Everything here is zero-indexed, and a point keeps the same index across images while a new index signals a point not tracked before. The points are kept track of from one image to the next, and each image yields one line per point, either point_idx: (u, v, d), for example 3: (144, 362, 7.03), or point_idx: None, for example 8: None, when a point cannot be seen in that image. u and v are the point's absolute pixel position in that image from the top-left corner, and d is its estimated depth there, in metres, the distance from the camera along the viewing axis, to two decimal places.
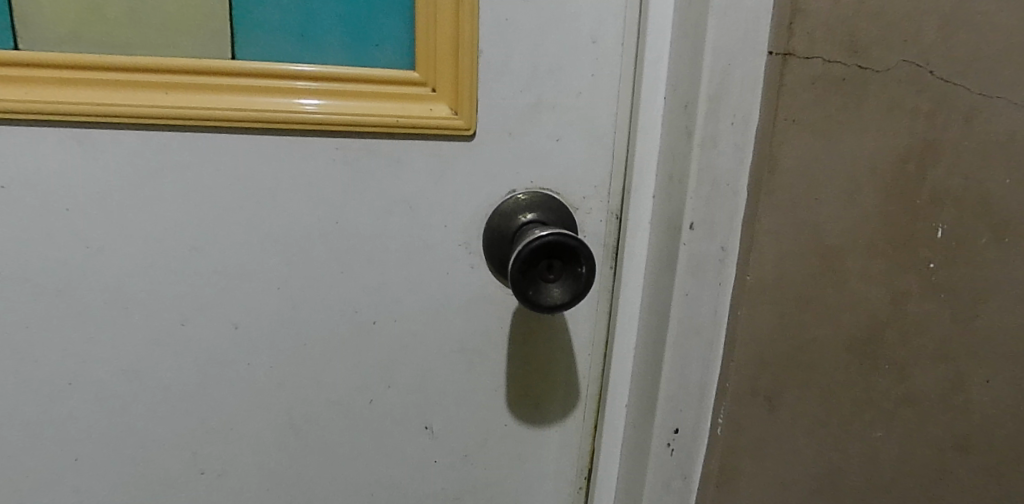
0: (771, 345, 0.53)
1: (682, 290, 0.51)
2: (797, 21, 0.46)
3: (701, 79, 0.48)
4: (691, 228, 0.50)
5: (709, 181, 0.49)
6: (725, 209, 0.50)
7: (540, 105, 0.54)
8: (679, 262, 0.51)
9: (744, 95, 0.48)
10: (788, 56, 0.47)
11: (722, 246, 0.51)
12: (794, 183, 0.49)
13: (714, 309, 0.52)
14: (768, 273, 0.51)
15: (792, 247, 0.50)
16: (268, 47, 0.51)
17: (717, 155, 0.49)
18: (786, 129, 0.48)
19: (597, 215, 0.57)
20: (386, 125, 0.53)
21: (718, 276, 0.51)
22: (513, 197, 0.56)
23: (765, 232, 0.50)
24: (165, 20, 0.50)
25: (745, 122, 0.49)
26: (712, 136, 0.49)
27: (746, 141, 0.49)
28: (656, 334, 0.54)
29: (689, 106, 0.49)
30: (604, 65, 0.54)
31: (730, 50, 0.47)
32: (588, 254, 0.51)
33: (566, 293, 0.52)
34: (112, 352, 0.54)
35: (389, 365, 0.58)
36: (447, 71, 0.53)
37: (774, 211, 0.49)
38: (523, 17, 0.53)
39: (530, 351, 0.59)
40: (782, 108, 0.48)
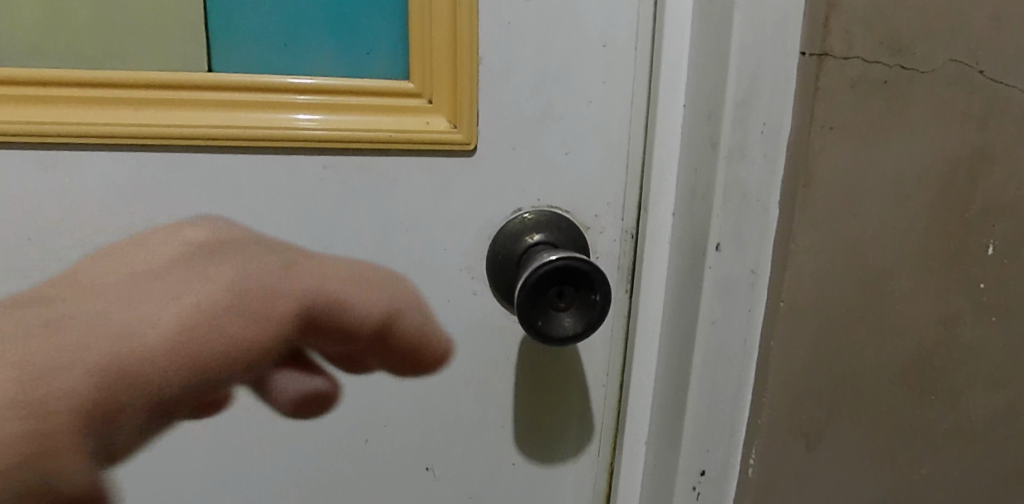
0: (809, 378, 0.47)
1: (708, 318, 0.47)
2: (833, 16, 0.41)
3: (727, 83, 0.43)
4: (717, 248, 0.45)
5: (737, 197, 0.44)
6: (755, 227, 0.45)
7: (548, 115, 0.50)
8: (705, 288, 0.46)
9: (775, 99, 0.43)
10: (824, 56, 0.41)
11: (753, 269, 0.46)
12: (833, 198, 0.43)
13: (744, 338, 0.47)
14: (805, 299, 0.45)
15: (832, 269, 0.45)
16: (249, 56, 0.47)
17: (745, 169, 0.44)
18: (823, 138, 0.42)
19: (610, 234, 0.53)
20: (378, 140, 0.48)
21: (748, 301, 0.46)
22: (519, 216, 0.51)
23: (801, 256, 0.44)
24: (133, 27, 0.45)
25: (776, 130, 0.44)
26: (740, 147, 0.44)
27: (778, 151, 0.44)
28: (679, 366, 0.49)
29: (713, 114, 0.44)
30: (616, 71, 0.50)
31: (758, 50, 0.42)
32: (603, 279, 0.47)
33: (579, 324, 0.47)
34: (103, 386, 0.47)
35: (387, 402, 0.53)
36: (444, 80, 0.48)
37: (811, 229, 0.44)
38: (527, 20, 0.48)
39: (540, 383, 0.54)
40: (821, 114, 0.42)
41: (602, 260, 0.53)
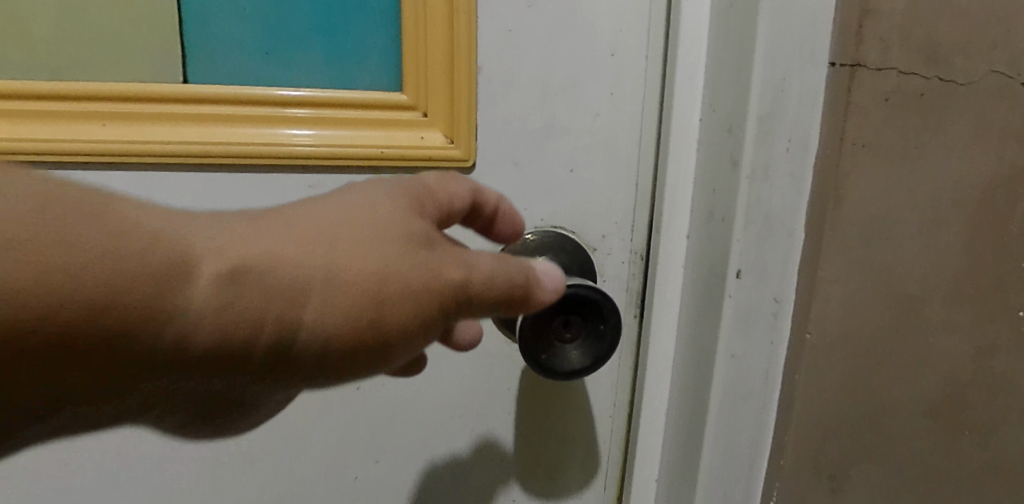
0: (838, 415, 0.43)
1: (727, 352, 0.43)
2: (868, 23, 0.38)
3: (751, 96, 0.39)
4: (738, 275, 0.42)
5: (760, 219, 0.41)
6: (778, 252, 0.41)
7: (552, 128, 0.46)
8: (724, 319, 0.42)
9: (802, 114, 0.39)
10: (857, 67, 0.38)
11: (776, 298, 0.42)
12: (864, 219, 0.40)
13: (766, 371, 0.43)
14: (832, 330, 0.42)
15: (863, 299, 0.41)
16: (229, 67, 0.43)
17: (769, 189, 0.40)
18: (855, 155, 0.39)
19: (619, 255, 0.49)
20: (370, 156, 0.44)
21: (770, 333, 0.43)
22: (521, 238, 0.47)
23: (830, 286, 0.41)
24: (100, 36, 0.42)
25: (802, 148, 0.40)
26: (764, 166, 0.40)
27: (804, 170, 0.40)
28: (695, 401, 0.45)
29: (734, 130, 0.40)
30: (625, 82, 0.46)
31: (785, 59, 0.39)
32: (613, 307, 0.43)
33: (586, 357, 0.43)
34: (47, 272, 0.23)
35: (377, 436, 0.49)
36: (440, 92, 0.45)
37: (841, 254, 0.40)
38: (531, 27, 0.45)
39: (543, 415, 0.51)
40: (852, 130, 0.39)
41: (610, 284, 0.50)
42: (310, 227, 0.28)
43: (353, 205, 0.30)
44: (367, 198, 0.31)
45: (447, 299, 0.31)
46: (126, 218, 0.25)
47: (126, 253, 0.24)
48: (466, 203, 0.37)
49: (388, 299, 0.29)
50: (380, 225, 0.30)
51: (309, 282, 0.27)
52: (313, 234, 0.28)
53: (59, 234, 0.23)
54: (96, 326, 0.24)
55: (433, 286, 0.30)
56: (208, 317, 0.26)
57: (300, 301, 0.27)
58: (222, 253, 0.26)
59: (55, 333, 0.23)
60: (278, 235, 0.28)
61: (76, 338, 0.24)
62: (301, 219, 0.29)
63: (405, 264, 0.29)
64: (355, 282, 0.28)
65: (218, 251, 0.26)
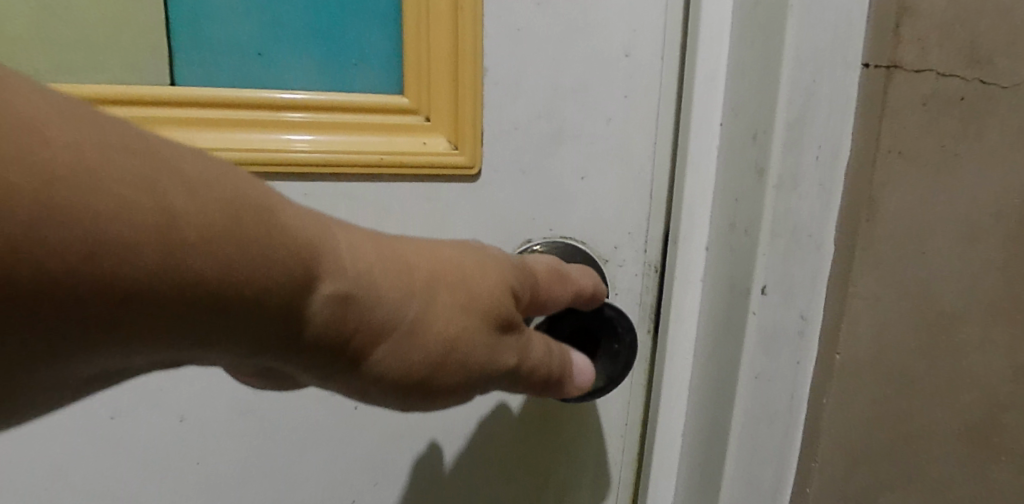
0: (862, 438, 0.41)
1: (752, 374, 0.40)
2: (905, 24, 0.35)
3: (779, 97, 0.36)
4: (763, 292, 0.38)
5: (787, 232, 0.38)
6: (806, 266, 0.38)
7: (562, 132, 0.44)
8: (748, 339, 0.39)
9: (833, 119, 0.36)
10: (893, 70, 0.35)
11: (803, 315, 0.39)
12: (895, 229, 0.37)
13: (791, 393, 0.40)
14: (862, 352, 0.39)
15: (897, 314, 0.39)
16: (218, 68, 0.41)
17: (798, 200, 0.37)
18: (891, 164, 0.36)
19: (632, 268, 0.46)
20: (368, 163, 0.42)
21: (796, 353, 0.40)
22: (529, 249, 0.44)
23: (862, 302, 0.38)
24: (79, 35, 0.39)
25: (834, 153, 0.37)
26: (793, 175, 0.37)
27: (835, 180, 0.37)
28: (712, 426, 0.42)
29: (760, 135, 0.37)
30: (639, 84, 0.44)
31: (817, 58, 0.36)
32: (628, 324, 0.41)
33: (599, 377, 0.41)
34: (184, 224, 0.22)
35: (376, 457, 0.46)
36: (443, 96, 0.42)
37: (876, 269, 0.38)
38: (541, 26, 0.42)
39: (551, 435, 0.48)
40: (886, 138, 0.36)
41: (623, 298, 0.47)
42: (419, 274, 0.29)
43: (455, 264, 0.31)
44: (468, 260, 0.32)
45: (495, 370, 0.32)
46: (286, 226, 0.24)
47: (271, 242, 0.24)
48: (564, 303, 0.38)
49: (448, 368, 0.30)
50: (474, 292, 0.31)
51: (399, 322, 0.28)
52: (422, 285, 0.29)
53: (230, 227, 0.23)
54: (213, 313, 0.23)
55: (489, 363, 0.31)
56: (318, 334, 0.26)
57: (396, 340, 0.28)
58: (346, 275, 0.26)
59: (191, 323, 0.23)
60: (397, 275, 0.28)
61: (212, 330, 0.23)
62: (415, 261, 0.29)
63: (480, 335, 0.30)
64: (442, 335, 0.29)
65: (343, 272, 0.26)
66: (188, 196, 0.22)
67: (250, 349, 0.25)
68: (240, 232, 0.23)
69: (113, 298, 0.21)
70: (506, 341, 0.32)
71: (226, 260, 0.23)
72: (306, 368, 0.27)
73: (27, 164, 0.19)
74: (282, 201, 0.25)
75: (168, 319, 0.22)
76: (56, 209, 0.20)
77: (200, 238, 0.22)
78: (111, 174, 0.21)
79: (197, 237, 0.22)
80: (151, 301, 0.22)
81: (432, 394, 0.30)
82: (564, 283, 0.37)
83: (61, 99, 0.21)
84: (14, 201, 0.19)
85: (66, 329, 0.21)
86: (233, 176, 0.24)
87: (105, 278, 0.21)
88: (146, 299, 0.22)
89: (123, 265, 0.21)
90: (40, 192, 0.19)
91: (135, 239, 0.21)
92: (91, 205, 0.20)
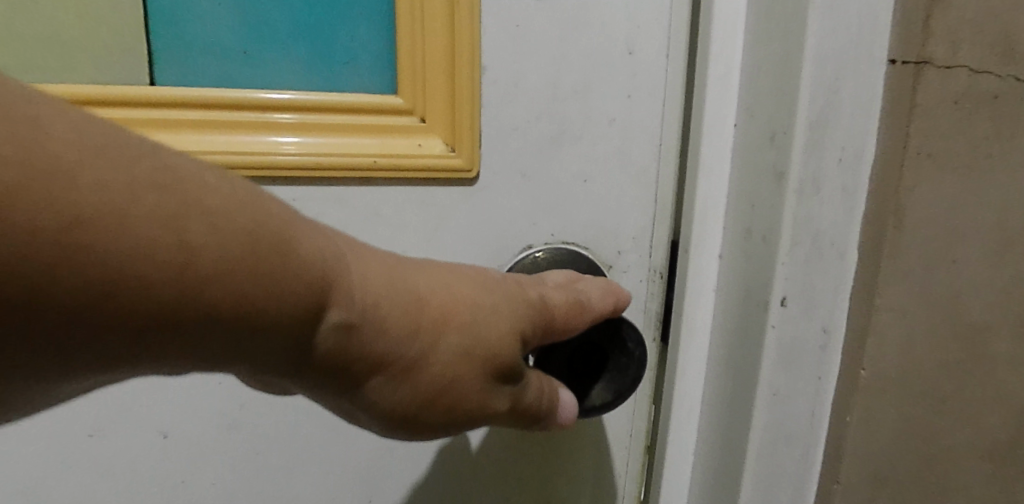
0: (886, 454, 0.39)
1: (770, 390, 0.37)
2: (938, 15, 0.33)
3: (800, 98, 0.33)
4: (782, 304, 0.36)
5: (807, 240, 0.35)
6: (830, 277, 0.36)
7: (564, 133, 0.41)
8: (766, 353, 0.36)
9: (859, 118, 0.35)
10: (924, 65, 0.34)
11: (825, 328, 0.37)
12: (926, 236, 0.36)
13: (812, 412, 0.38)
14: (887, 366, 0.38)
15: (923, 325, 0.37)
16: (200, 66, 0.38)
17: (819, 205, 0.35)
18: (919, 166, 0.35)
19: (636, 274, 0.44)
20: (360, 167, 0.39)
21: (817, 368, 0.38)
22: (529, 256, 0.42)
23: (885, 311, 0.37)
24: (51, 33, 0.36)
25: (857, 157, 0.35)
26: (814, 180, 0.35)
27: (858, 184, 0.36)
28: (725, 450, 0.39)
29: (780, 137, 0.34)
30: (644, 81, 0.41)
31: (838, 55, 0.33)
32: (637, 337, 0.39)
33: (607, 391, 0.39)
34: (204, 254, 0.22)
35: (369, 474, 0.44)
36: (439, 96, 0.40)
37: (903, 278, 0.36)
38: (541, 21, 0.40)
39: (553, 449, 0.45)
40: (915, 138, 0.34)
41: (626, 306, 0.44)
42: (432, 304, 0.29)
43: (469, 293, 0.31)
44: (484, 299, 0.31)
45: (494, 404, 0.32)
46: (300, 257, 0.25)
47: (286, 273, 0.24)
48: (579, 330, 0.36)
49: (444, 400, 0.30)
50: (483, 329, 0.31)
51: (401, 354, 0.28)
52: (432, 314, 0.29)
53: (249, 257, 0.23)
54: (227, 337, 0.24)
55: (488, 398, 0.32)
56: (323, 360, 0.27)
57: (400, 370, 0.29)
58: (352, 307, 0.27)
59: (199, 350, 0.24)
60: (406, 309, 0.28)
61: (224, 351, 0.24)
62: (428, 293, 0.29)
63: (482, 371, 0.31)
64: (444, 369, 0.30)
65: (349, 305, 0.26)
66: (206, 230, 0.22)
67: (256, 366, 0.26)
68: (255, 265, 0.23)
69: (138, 323, 0.22)
70: (509, 376, 0.32)
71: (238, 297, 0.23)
72: (308, 386, 0.28)
73: (60, 197, 0.20)
74: (304, 227, 0.26)
75: (178, 347, 0.23)
76: (81, 245, 0.20)
77: (218, 268, 0.23)
78: (139, 209, 0.21)
79: (214, 268, 0.23)
80: (172, 327, 0.23)
81: (426, 420, 0.31)
82: (582, 314, 0.36)
83: (94, 131, 0.21)
84: (43, 239, 0.20)
85: (86, 354, 0.22)
86: (257, 206, 0.24)
87: (130, 306, 0.22)
88: (168, 324, 0.22)
89: (144, 294, 0.22)
90: (72, 226, 0.20)
91: (154, 275, 0.22)
92: (116, 240, 0.21)
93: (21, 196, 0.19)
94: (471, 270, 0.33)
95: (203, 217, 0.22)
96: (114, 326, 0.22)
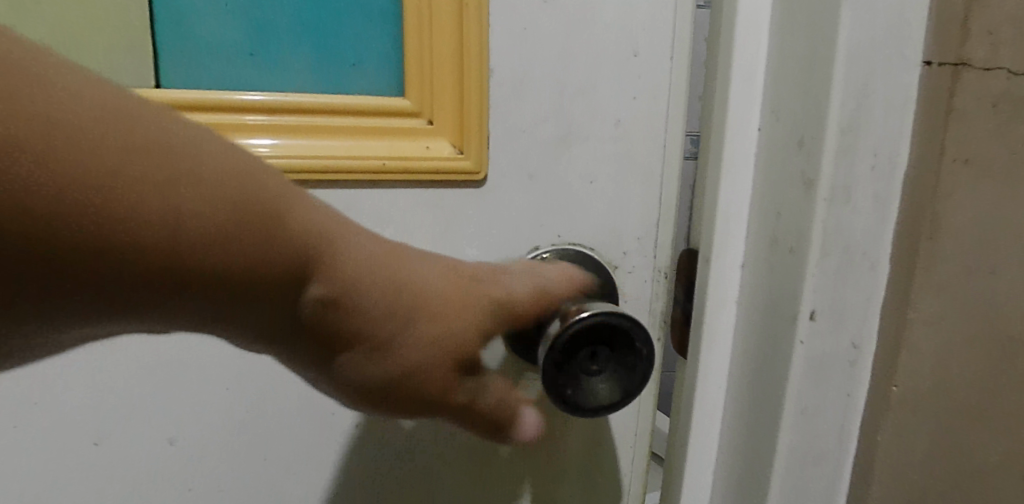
0: (910, 454, 0.39)
1: (798, 406, 0.37)
2: (974, 14, 0.34)
3: (833, 104, 0.34)
4: (812, 317, 0.36)
5: (839, 249, 0.36)
6: (861, 289, 0.37)
7: (570, 136, 0.41)
8: (795, 369, 0.37)
9: (889, 124, 0.35)
10: (961, 67, 0.34)
11: (855, 343, 0.38)
12: (959, 241, 0.36)
13: (840, 428, 0.39)
14: (915, 370, 0.38)
15: (949, 327, 0.38)
16: (206, 69, 0.38)
17: (853, 215, 0.35)
18: (954, 172, 0.35)
19: (641, 273, 0.45)
20: (370, 170, 0.39)
21: (848, 385, 0.38)
22: (536, 257, 0.42)
23: (919, 322, 0.37)
24: (55, 36, 0.36)
25: (890, 163, 0.35)
26: (846, 187, 0.35)
27: (890, 192, 0.36)
28: (748, 457, 0.39)
29: (807, 142, 0.35)
30: (647, 84, 0.42)
31: (866, 58, 0.34)
32: (644, 337, 0.39)
33: (615, 392, 0.39)
34: (197, 220, 0.25)
35: (381, 478, 0.44)
36: (447, 98, 0.40)
37: (935, 282, 0.37)
38: (549, 24, 0.40)
39: (562, 449, 0.46)
40: (952, 143, 0.35)
41: (631, 306, 0.45)
42: (425, 278, 0.34)
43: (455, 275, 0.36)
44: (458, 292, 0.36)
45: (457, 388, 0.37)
46: (283, 234, 0.28)
47: (273, 244, 0.27)
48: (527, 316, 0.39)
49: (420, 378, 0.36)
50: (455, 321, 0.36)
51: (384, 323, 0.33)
52: (417, 288, 0.34)
53: (242, 228, 0.26)
54: (204, 293, 0.27)
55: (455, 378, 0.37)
56: (300, 320, 0.30)
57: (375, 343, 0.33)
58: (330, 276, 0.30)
59: (210, 299, 0.27)
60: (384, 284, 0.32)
61: (200, 305, 0.27)
62: (407, 276, 0.34)
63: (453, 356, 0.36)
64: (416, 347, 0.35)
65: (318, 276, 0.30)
66: (199, 197, 0.25)
67: (227, 322, 0.29)
68: (240, 235, 0.26)
69: (135, 271, 0.25)
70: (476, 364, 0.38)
71: (244, 248, 0.27)
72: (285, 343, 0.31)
73: (84, 150, 0.23)
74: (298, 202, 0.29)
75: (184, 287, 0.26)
76: (88, 194, 0.23)
77: (207, 232, 0.25)
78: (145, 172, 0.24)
79: (209, 232, 0.25)
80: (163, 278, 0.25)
81: (404, 385, 0.36)
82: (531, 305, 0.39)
83: (113, 96, 0.25)
84: (75, 184, 0.23)
85: (102, 290, 0.24)
86: (253, 182, 0.27)
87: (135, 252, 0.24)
88: (164, 275, 0.25)
89: (149, 246, 0.24)
90: (89, 178, 0.23)
91: (161, 229, 0.25)
92: (123, 197, 0.24)
93: (58, 147, 0.22)
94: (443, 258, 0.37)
95: (200, 187, 0.25)
96: (110, 269, 0.24)
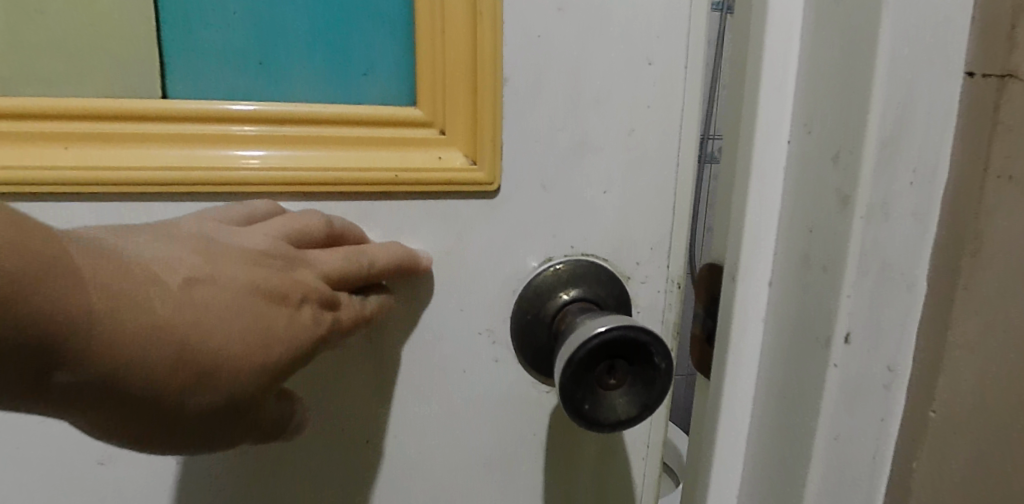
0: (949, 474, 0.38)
1: (832, 433, 0.37)
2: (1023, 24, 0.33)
3: (872, 117, 0.33)
4: (846, 340, 0.36)
5: (876, 270, 0.35)
6: (899, 306, 0.36)
7: (585, 145, 0.41)
8: (829, 393, 0.36)
9: (927, 135, 0.34)
10: (1009, 78, 0.33)
11: (890, 366, 0.37)
12: (1006, 258, 0.35)
13: (873, 454, 0.38)
14: (955, 389, 0.37)
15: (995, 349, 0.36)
16: (216, 78, 0.37)
17: (887, 230, 0.35)
18: (999, 188, 0.34)
19: (656, 283, 0.44)
20: (383, 181, 0.38)
21: (882, 408, 0.37)
22: (548, 268, 0.42)
23: (958, 343, 0.36)
24: (64, 47, 0.36)
25: (931, 174, 0.35)
26: (883, 203, 0.34)
27: (931, 209, 0.35)
28: (777, 473, 0.39)
29: (843, 156, 0.34)
30: (667, 92, 0.41)
31: (904, 68, 0.33)
32: (665, 351, 0.38)
33: (633, 405, 0.38)
34: None
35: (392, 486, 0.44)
36: (462, 108, 0.39)
37: (977, 299, 0.35)
38: (565, 31, 0.39)
39: (574, 461, 0.45)
40: (997, 158, 0.34)
41: (645, 316, 0.44)
42: (223, 328, 0.30)
43: (269, 306, 0.32)
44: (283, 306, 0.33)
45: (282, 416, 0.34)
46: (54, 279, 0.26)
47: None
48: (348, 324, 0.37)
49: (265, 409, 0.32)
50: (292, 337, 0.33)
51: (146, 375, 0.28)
52: (215, 337, 0.30)
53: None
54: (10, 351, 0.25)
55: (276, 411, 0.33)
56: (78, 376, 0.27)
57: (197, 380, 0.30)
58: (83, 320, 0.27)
59: (56, 404, 0.28)
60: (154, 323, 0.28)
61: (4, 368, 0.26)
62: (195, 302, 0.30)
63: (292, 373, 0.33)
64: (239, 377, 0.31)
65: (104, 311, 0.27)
66: None
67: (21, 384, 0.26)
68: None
69: None
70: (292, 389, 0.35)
71: (38, 330, 0.26)
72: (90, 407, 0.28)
73: None
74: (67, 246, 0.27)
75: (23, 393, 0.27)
76: None
77: None
78: None
79: None
80: None
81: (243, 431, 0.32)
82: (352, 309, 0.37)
83: None
84: None
85: None
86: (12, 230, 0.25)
87: None
88: None
89: None
90: None
91: None
92: None
93: None
94: (275, 271, 0.33)
95: None
96: None
